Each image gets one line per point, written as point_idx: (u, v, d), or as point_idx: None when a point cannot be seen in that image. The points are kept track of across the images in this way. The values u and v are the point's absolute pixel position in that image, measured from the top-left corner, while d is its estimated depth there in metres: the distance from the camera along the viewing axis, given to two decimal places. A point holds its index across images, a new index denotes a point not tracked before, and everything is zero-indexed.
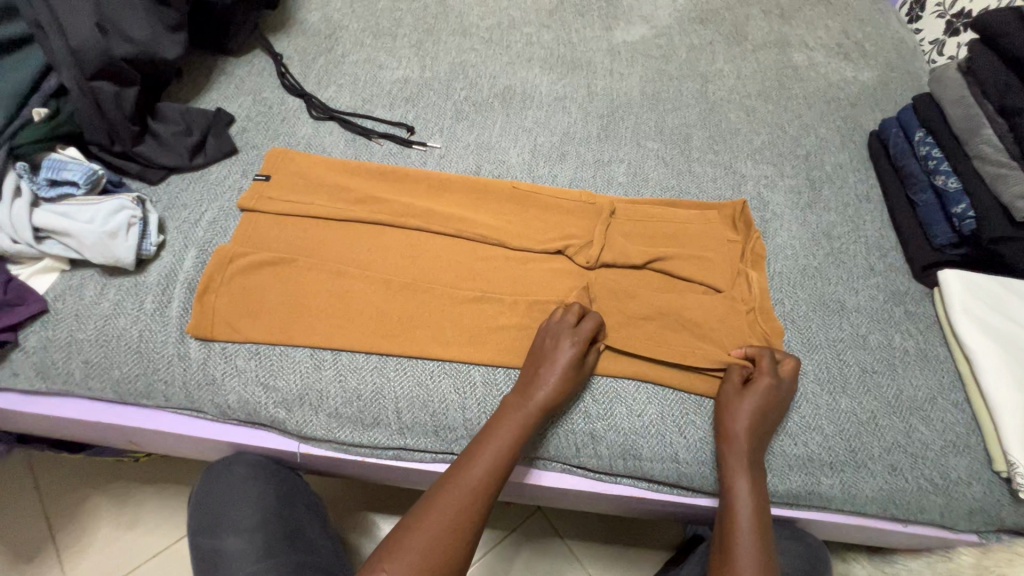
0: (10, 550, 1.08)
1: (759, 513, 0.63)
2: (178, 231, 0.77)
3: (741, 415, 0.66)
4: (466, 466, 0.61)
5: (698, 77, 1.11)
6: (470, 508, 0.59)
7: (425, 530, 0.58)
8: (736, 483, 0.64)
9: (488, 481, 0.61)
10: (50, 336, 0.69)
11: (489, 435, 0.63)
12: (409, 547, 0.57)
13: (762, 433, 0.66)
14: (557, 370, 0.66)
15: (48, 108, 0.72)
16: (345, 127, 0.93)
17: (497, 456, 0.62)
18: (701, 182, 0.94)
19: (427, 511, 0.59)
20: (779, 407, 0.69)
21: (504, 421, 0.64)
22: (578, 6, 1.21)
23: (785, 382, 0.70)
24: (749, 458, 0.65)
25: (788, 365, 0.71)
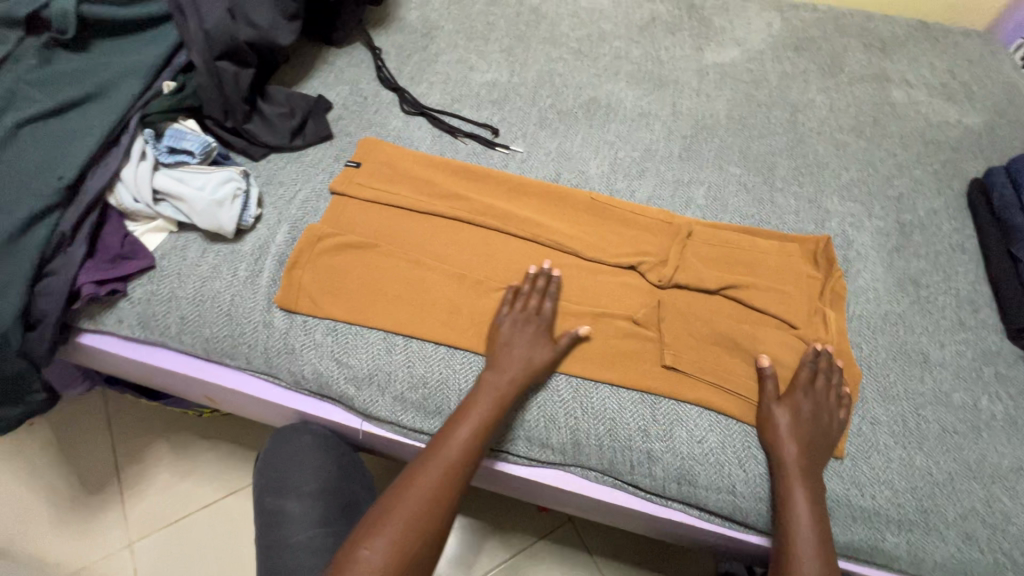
0: (80, 481, 1.18)
1: (821, 532, 0.62)
2: (273, 207, 0.82)
3: (781, 430, 0.67)
4: (440, 443, 0.64)
5: (788, 106, 1.09)
6: (451, 481, 0.62)
7: (406, 506, 0.59)
8: (793, 493, 0.63)
9: (468, 456, 0.64)
10: (154, 290, 0.75)
11: (466, 412, 0.66)
12: (390, 524, 0.58)
13: (813, 456, 0.66)
14: (518, 350, 0.70)
15: (176, 82, 0.79)
16: (433, 123, 0.97)
17: (472, 432, 0.65)
18: (783, 213, 0.92)
19: (407, 488, 0.61)
20: (825, 430, 0.68)
21: (476, 401, 0.67)
22: (670, 24, 1.21)
23: (825, 398, 0.70)
24: (800, 469, 0.65)
25: (822, 379, 0.71)
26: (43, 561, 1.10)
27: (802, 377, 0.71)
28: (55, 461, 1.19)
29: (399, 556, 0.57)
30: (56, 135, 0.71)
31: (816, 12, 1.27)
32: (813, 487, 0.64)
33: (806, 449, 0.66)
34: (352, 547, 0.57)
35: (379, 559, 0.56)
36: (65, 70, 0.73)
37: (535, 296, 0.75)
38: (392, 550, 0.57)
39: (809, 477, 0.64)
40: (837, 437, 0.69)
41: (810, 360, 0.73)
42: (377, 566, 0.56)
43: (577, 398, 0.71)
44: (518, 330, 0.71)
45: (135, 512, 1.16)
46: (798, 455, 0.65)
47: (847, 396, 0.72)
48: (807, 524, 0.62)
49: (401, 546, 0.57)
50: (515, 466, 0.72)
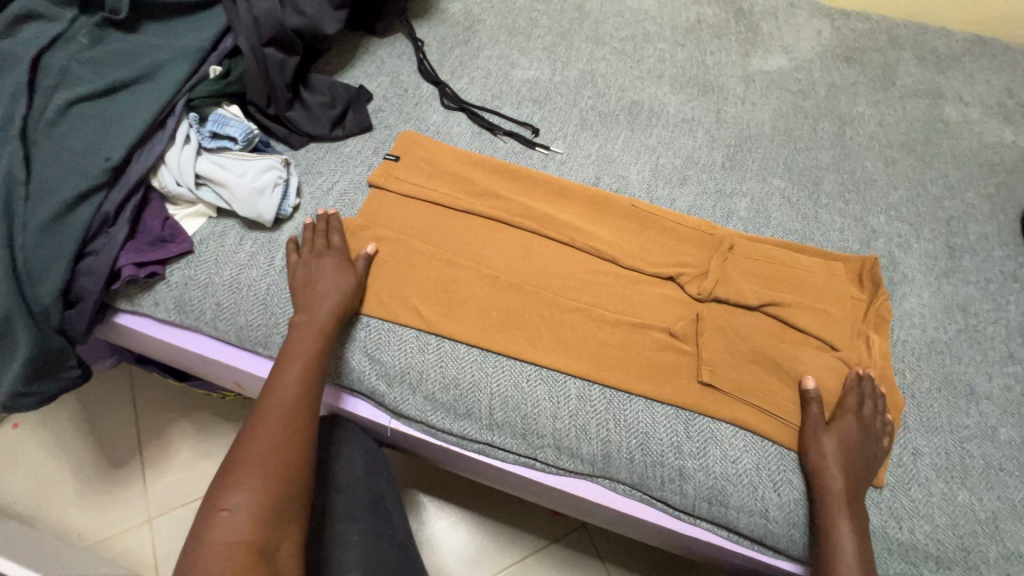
0: (104, 454, 1.20)
1: (865, 562, 0.60)
2: (312, 197, 0.82)
3: (826, 458, 0.65)
4: (273, 390, 0.64)
5: (836, 119, 1.05)
6: (296, 422, 0.63)
7: (258, 457, 0.59)
8: (838, 522, 0.62)
9: (300, 394, 0.65)
10: (191, 275, 0.75)
11: (286, 358, 0.67)
12: (242, 478, 0.57)
13: (856, 485, 0.64)
14: (335, 287, 0.71)
15: (222, 66, 0.79)
16: (473, 120, 0.95)
17: (303, 372, 0.66)
18: (828, 231, 0.89)
19: (253, 440, 0.60)
20: (870, 457, 0.66)
21: (295, 344, 0.68)
22: (716, 28, 1.18)
23: (872, 425, 0.68)
24: (845, 497, 0.63)
25: (871, 405, 0.69)
26: (66, 532, 1.12)
27: (849, 403, 0.68)
28: (81, 434, 1.21)
29: (263, 502, 0.56)
30: (104, 115, 0.71)
31: (869, 21, 1.23)
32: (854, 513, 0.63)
33: (849, 477, 0.64)
34: (208, 513, 0.56)
35: (244, 512, 0.55)
36: (114, 51, 0.73)
37: (325, 235, 0.75)
38: (254, 499, 0.56)
39: (851, 505, 0.63)
40: (881, 462, 0.67)
41: (853, 382, 0.71)
42: (242, 516, 0.55)
43: (609, 409, 0.70)
44: (321, 268, 0.72)
45: (156, 489, 1.18)
46: (843, 482, 0.63)
47: (892, 429, 0.69)
48: (850, 550, 0.60)
49: (264, 492, 0.57)
50: (542, 473, 0.71)
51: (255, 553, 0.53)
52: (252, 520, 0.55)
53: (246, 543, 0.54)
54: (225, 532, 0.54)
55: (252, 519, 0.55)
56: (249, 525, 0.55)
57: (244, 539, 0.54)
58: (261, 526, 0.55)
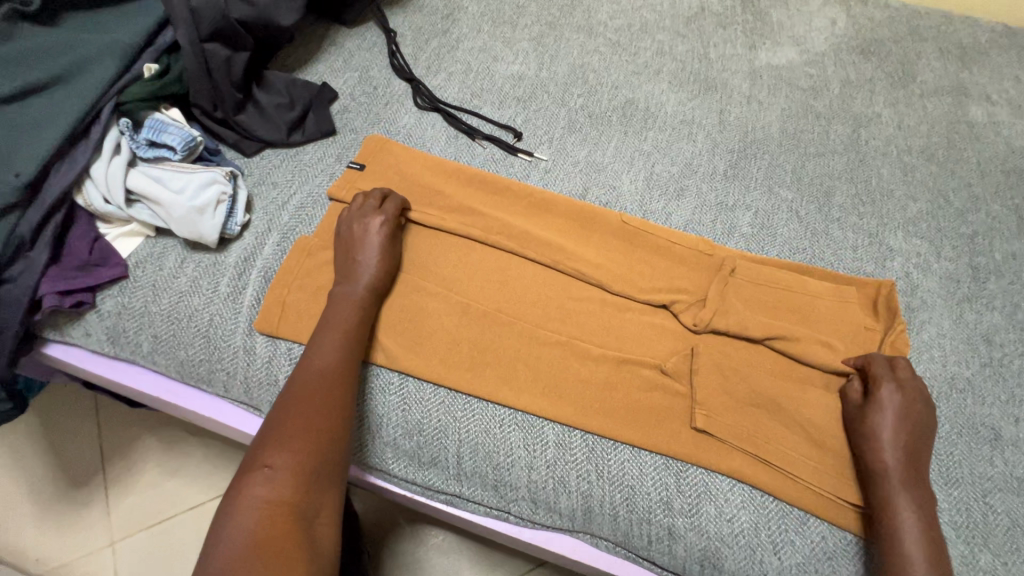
0: (65, 473, 1.12)
1: (932, 537, 0.56)
2: (264, 212, 0.73)
3: (881, 431, 0.60)
4: (315, 354, 0.60)
5: (851, 120, 0.96)
6: (339, 389, 0.58)
7: (302, 419, 0.55)
8: (899, 501, 0.57)
9: (343, 360, 0.60)
10: (125, 302, 0.67)
11: (331, 322, 0.62)
12: (285, 437, 0.53)
13: (917, 474, 0.58)
14: (376, 261, 0.66)
15: (159, 64, 0.69)
16: (449, 122, 0.86)
17: (346, 339, 0.61)
18: (839, 249, 0.81)
19: (297, 401, 0.56)
20: (919, 419, 0.61)
21: (337, 309, 0.63)
22: (721, 17, 1.07)
23: (915, 386, 0.63)
24: (903, 476, 0.58)
25: (904, 364, 0.64)
26: (24, 558, 1.06)
27: (875, 372, 0.64)
28: (40, 452, 1.13)
29: (306, 464, 0.53)
30: (18, 122, 0.62)
31: (887, 9, 1.13)
32: (917, 485, 0.58)
33: (905, 448, 0.59)
34: (250, 469, 0.52)
35: (286, 473, 0.51)
36: (30, 48, 0.64)
37: (369, 195, 0.71)
38: (298, 460, 0.52)
39: (912, 478, 0.58)
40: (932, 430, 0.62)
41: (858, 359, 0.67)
42: (282, 476, 0.51)
43: (591, 459, 0.62)
44: (364, 238, 0.67)
45: (118, 510, 1.10)
46: (898, 453, 0.59)
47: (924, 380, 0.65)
48: (913, 527, 0.55)
49: (306, 456, 0.53)
50: (517, 526, 0.64)
51: (293, 517, 0.50)
52: (294, 482, 0.51)
53: (286, 506, 0.50)
54: (264, 490, 0.50)
55: (293, 481, 0.51)
56: (289, 486, 0.51)
57: (283, 500, 0.50)
58: (303, 489, 0.51)
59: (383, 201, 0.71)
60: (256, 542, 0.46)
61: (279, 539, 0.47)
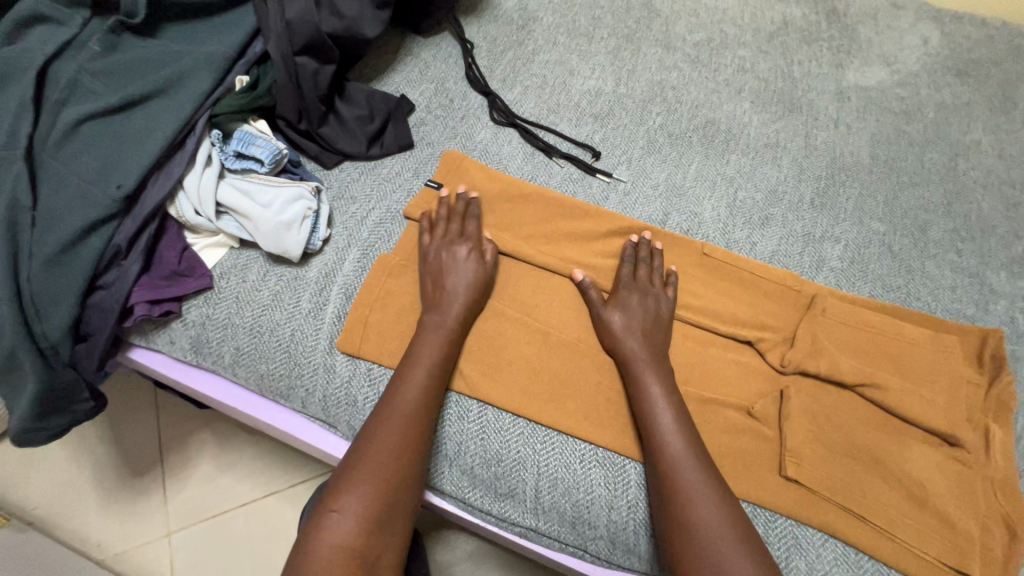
0: (127, 462, 1.13)
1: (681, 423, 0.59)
2: (344, 227, 0.73)
3: (653, 398, 0.60)
4: (393, 393, 0.59)
5: (947, 147, 0.90)
6: (412, 433, 0.57)
7: (371, 463, 0.54)
8: (647, 382, 0.61)
9: (421, 401, 0.59)
10: (210, 313, 0.67)
11: (414, 358, 0.61)
12: (356, 482, 0.53)
13: (662, 365, 0.63)
14: (464, 288, 0.65)
15: (249, 76, 0.69)
16: (526, 138, 0.84)
17: (426, 379, 0.60)
18: (937, 288, 0.76)
19: (368, 444, 0.56)
20: (660, 321, 0.67)
21: (425, 344, 0.62)
22: (806, 33, 1.03)
23: (649, 287, 0.69)
24: (643, 358, 0.63)
25: (645, 267, 0.71)
26: (85, 542, 1.07)
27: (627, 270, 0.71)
28: (102, 440, 1.14)
29: (371, 513, 0.52)
30: (117, 134, 0.63)
31: (986, 27, 1.05)
32: (704, 458, 0.57)
33: (681, 420, 0.59)
34: (319, 511, 0.53)
35: (353, 520, 0.52)
36: (131, 60, 0.64)
37: (453, 220, 0.71)
38: (365, 508, 0.52)
39: (701, 455, 0.57)
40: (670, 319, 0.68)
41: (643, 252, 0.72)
42: (348, 523, 0.51)
43: None
44: (453, 265, 0.67)
45: (175, 501, 1.11)
46: (675, 423, 0.59)
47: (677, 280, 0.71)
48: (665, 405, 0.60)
49: (373, 503, 0.53)
50: (592, 564, 0.63)
51: (356, 566, 0.50)
52: (358, 531, 0.51)
53: (351, 554, 0.50)
54: (333, 537, 0.51)
55: (359, 530, 0.51)
56: (353, 536, 0.51)
57: (348, 549, 0.50)
58: (367, 538, 0.52)
59: (465, 225, 0.72)
60: None
61: None
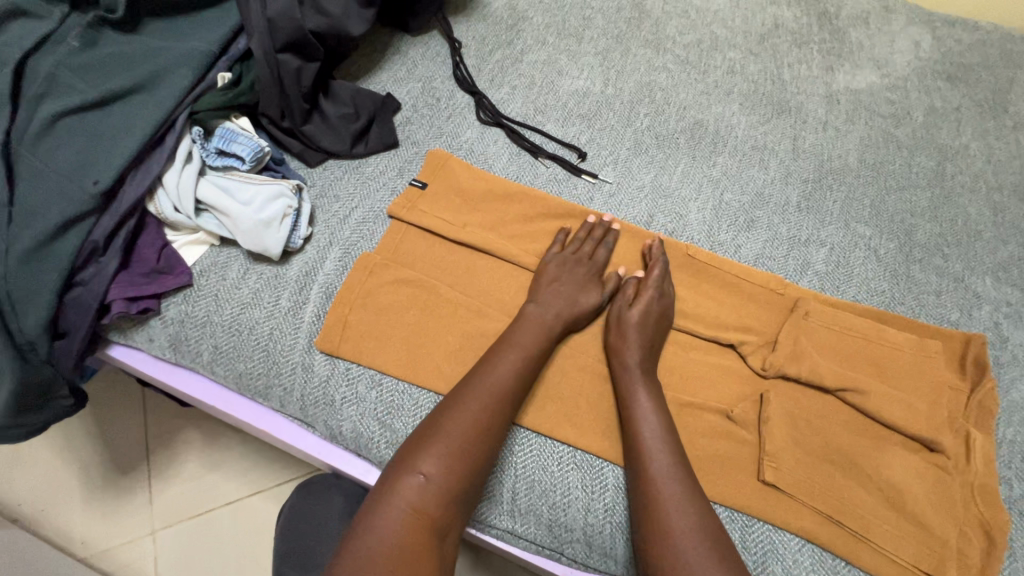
0: (112, 459, 1.12)
1: (667, 433, 0.59)
2: (326, 225, 0.72)
3: (642, 407, 0.60)
4: (490, 369, 0.60)
5: (936, 152, 0.90)
6: (503, 407, 0.58)
7: (459, 434, 0.55)
8: (637, 392, 0.61)
9: (514, 383, 0.60)
10: (188, 310, 0.67)
11: (512, 342, 0.62)
12: (445, 447, 0.55)
13: (652, 375, 0.63)
14: (569, 299, 0.67)
15: (232, 72, 0.70)
16: (512, 138, 0.84)
17: (521, 362, 0.61)
18: (922, 293, 0.75)
19: (465, 413, 0.57)
20: (661, 321, 0.67)
21: (523, 333, 0.63)
22: (797, 36, 1.02)
23: (660, 286, 0.68)
24: (640, 366, 0.62)
25: (659, 269, 0.69)
26: (70, 540, 1.07)
27: (580, 249, 0.72)
28: (87, 436, 1.13)
29: (455, 481, 0.54)
30: (96, 129, 0.62)
31: (977, 32, 1.05)
32: (686, 471, 0.57)
33: (667, 428, 0.59)
34: (405, 469, 0.54)
35: (436, 485, 0.53)
36: (111, 55, 0.64)
37: (589, 243, 0.73)
38: (449, 476, 0.54)
39: (683, 466, 0.57)
40: (672, 320, 0.68)
41: (609, 239, 0.74)
42: (428, 488, 0.53)
43: None
44: (570, 281, 0.69)
45: (161, 500, 1.10)
46: (661, 431, 0.59)
47: (665, 264, 0.70)
48: (651, 414, 0.59)
49: (456, 473, 0.54)
50: (568, 567, 0.62)
51: (430, 530, 0.51)
52: (440, 497, 0.53)
53: (427, 515, 0.52)
54: (413, 496, 0.52)
55: (443, 494, 0.53)
56: (434, 501, 0.53)
57: (424, 511, 0.52)
58: (445, 504, 0.53)
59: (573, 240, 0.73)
60: (397, 542, 0.49)
61: (417, 548, 0.50)
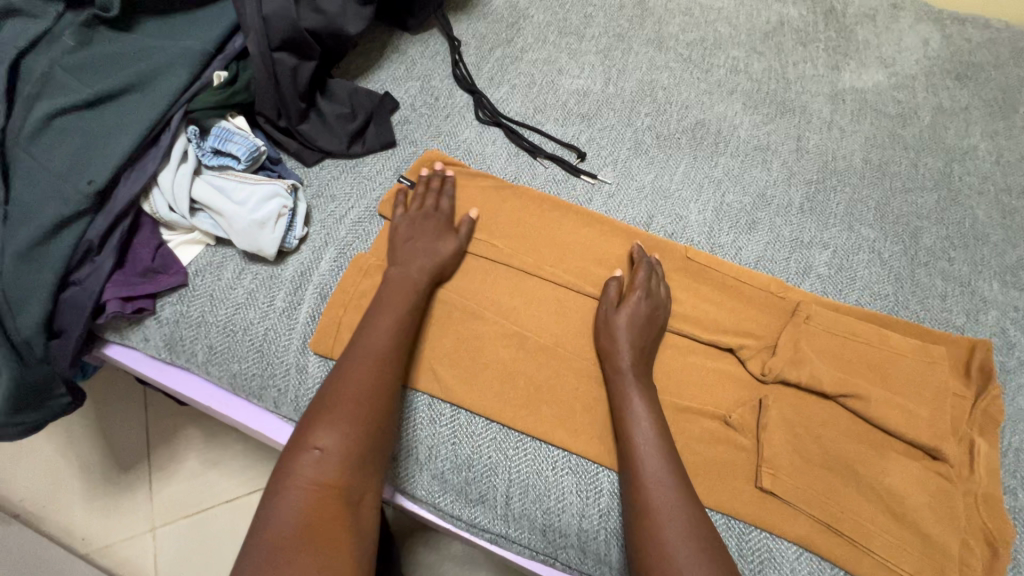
0: (113, 456, 1.12)
1: (662, 439, 0.58)
2: (322, 226, 0.72)
3: (637, 414, 0.59)
4: (367, 332, 0.59)
5: (943, 152, 0.88)
6: (386, 368, 0.57)
7: (352, 402, 0.54)
8: (630, 396, 0.60)
9: (395, 344, 0.59)
10: (183, 311, 0.67)
11: (382, 303, 0.62)
12: (337, 417, 0.53)
13: (647, 380, 0.62)
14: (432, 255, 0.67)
15: (227, 71, 0.69)
16: (511, 138, 0.83)
17: (397, 321, 0.61)
18: (926, 297, 0.74)
19: (343, 383, 0.55)
20: (653, 323, 0.66)
21: (396, 293, 0.63)
22: (802, 34, 1.01)
23: (654, 292, 0.67)
24: (632, 372, 0.61)
25: (655, 275, 0.69)
26: (71, 536, 1.07)
27: (424, 204, 0.72)
28: (89, 433, 1.13)
29: (354, 448, 0.52)
30: (91, 128, 0.62)
31: (988, 30, 1.03)
32: (681, 478, 0.56)
33: (661, 433, 0.58)
34: (299, 447, 0.52)
35: (336, 454, 0.51)
36: (107, 54, 0.64)
37: (431, 196, 0.73)
38: (345, 443, 0.52)
39: (677, 471, 0.56)
40: (664, 323, 0.67)
41: (450, 188, 0.74)
42: (330, 459, 0.51)
43: None
44: (428, 238, 0.68)
45: (162, 497, 1.11)
46: (656, 437, 0.58)
47: (665, 282, 0.70)
48: (644, 419, 0.59)
49: (358, 439, 0.53)
50: (563, 573, 0.62)
51: (340, 500, 0.50)
52: (341, 467, 0.51)
53: (333, 487, 0.50)
54: (315, 471, 0.50)
55: (342, 463, 0.51)
56: (338, 471, 0.51)
57: (330, 483, 0.50)
58: (348, 473, 0.51)
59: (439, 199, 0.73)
60: (301, 520, 0.47)
61: (326, 521, 0.47)
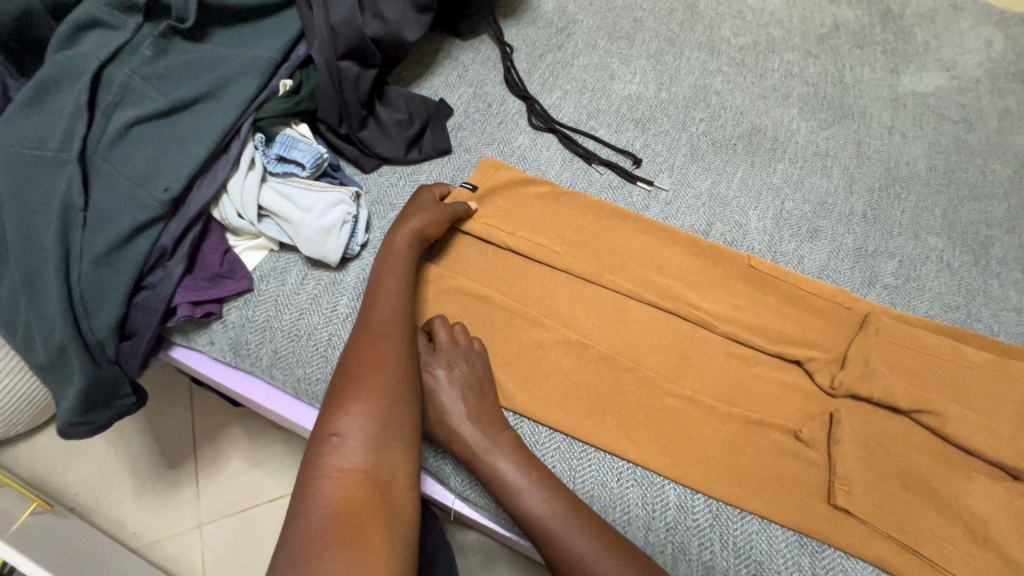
0: (162, 453, 1.15)
1: (564, 505, 0.55)
2: (382, 232, 0.73)
3: (514, 481, 0.56)
4: (373, 305, 0.61)
5: (1012, 159, 0.85)
6: (394, 338, 0.58)
7: (363, 383, 0.54)
8: (499, 468, 0.56)
9: (398, 316, 0.60)
10: (249, 315, 0.68)
11: (383, 273, 0.63)
12: (354, 397, 0.53)
13: (510, 443, 0.58)
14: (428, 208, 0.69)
15: (293, 80, 0.70)
16: (564, 144, 0.83)
17: (396, 292, 0.62)
18: (999, 310, 0.71)
19: (350, 366, 0.56)
20: (472, 385, 0.62)
21: (389, 267, 0.64)
22: (859, 36, 0.98)
23: (451, 352, 0.63)
24: (478, 445, 0.58)
25: (444, 325, 0.64)
26: (121, 531, 1.10)
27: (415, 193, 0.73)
28: (140, 430, 1.16)
29: (374, 428, 0.52)
30: (166, 137, 0.64)
31: None
32: (606, 537, 0.54)
33: (551, 492, 0.56)
34: (318, 437, 0.52)
35: (355, 437, 0.51)
36: (181, 65, 0.66)
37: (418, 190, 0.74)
38: (361, 425, 0.52)
39: (602, 535, 0.53)
40: (481, 374, 0.63)
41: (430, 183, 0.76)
42: (350, 444, 0.51)
43: (715, 526, 0.58)
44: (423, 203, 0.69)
45: (208, 494, 1.13)
46: (546, 503, 0.55)
47: (451, 321, 0.65)
48: (524, 483, 0.55)
49: (377, 419, 0.53)
50: None
51: (369, 483, 0.49)
52: (365, 450, 0.51)
53: (360, 473, 0.50)
54: (340, 457, 0.50)
55: (365, 445, 0.51)
56: (361, 455, 0.51)
57: (354, 466, 0.50)
58: (372, 456, 0.51)
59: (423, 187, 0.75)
60: (333, 509, 0.47)
61: (359, 507, 0.47)
